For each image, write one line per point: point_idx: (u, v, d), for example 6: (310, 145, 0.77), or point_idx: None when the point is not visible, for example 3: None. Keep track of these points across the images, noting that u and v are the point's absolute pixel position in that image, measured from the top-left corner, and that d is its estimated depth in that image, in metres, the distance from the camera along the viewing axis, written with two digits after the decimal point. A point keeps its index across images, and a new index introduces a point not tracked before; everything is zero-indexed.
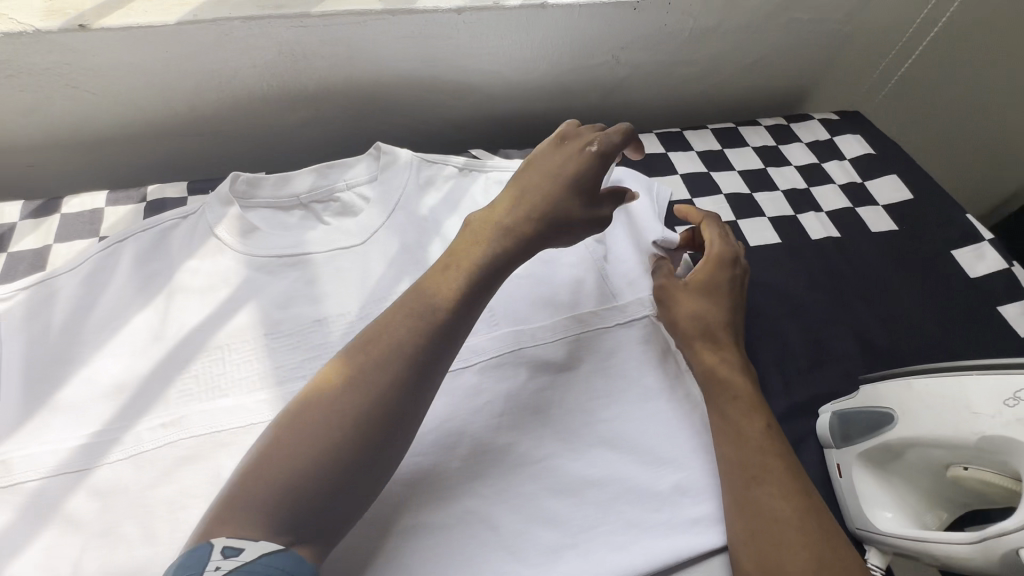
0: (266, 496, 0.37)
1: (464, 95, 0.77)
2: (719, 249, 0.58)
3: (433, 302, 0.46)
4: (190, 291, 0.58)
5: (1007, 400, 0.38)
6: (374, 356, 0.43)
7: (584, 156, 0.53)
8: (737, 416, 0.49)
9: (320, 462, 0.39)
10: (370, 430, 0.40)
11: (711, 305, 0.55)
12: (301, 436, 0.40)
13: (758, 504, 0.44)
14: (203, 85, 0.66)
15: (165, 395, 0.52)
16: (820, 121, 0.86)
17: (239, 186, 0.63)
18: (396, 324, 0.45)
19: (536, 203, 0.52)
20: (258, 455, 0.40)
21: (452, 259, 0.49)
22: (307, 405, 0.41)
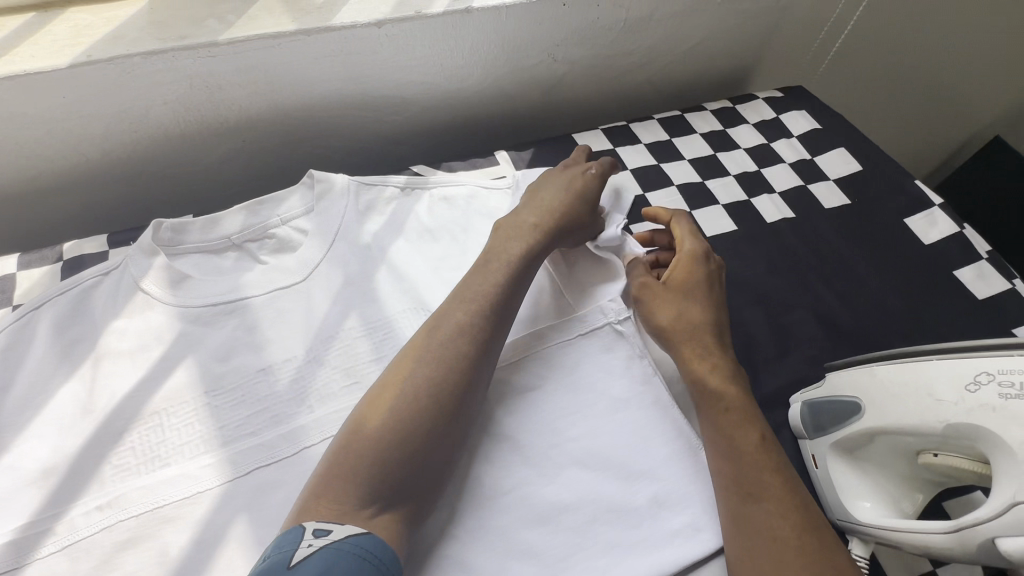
0: (356, 473, 0.42)
1: (399, 110, 0.73)
2: (693, 245, 0.58)
3: (481, 295, 0.52)
4: (118, 355, 0.53)
5: (968, 386, 0.37)
6: (438, 345, 0.48)
7: (588, 177, 0.62)
8: (729, 429, 0.47)
9: (398, 440, 0.44)
10: (441, 408, 0.46)
11: (692, 308, 0.54)
12: (381, 421, 0.44)
13: (756, 522, 0.42)
14: (112, 128, 0.61)
15: (101, 473, 0.48)
16: (764, 99, 0.85)
17: (163, 234, 0.58)
18: (451, 315, 0.51)
19: (554, 208, 0.58)
20: (342, 440, 0.45)
21: (490, 258, 0.55)
22: (383, 393, 0.46)
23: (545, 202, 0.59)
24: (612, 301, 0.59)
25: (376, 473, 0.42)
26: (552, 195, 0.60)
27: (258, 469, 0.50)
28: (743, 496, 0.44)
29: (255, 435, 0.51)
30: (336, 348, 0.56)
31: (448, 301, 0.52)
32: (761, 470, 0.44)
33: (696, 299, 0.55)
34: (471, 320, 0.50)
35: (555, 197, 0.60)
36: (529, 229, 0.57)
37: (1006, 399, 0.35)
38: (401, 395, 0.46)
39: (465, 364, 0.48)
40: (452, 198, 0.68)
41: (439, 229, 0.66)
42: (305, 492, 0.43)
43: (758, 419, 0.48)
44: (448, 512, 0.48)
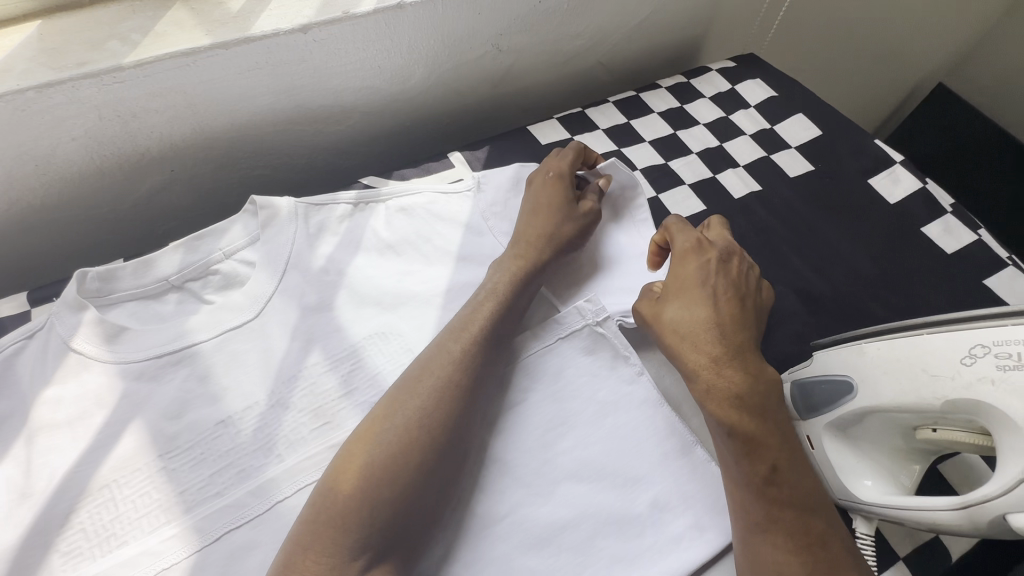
0: (345, 517, 0.39)
1: (341, 119, 0.68)
2: (679, 240, 0.52)
3: (478, 324, 0.49)
4: (54, 427, 0.48)
5: (964, 359, 0.36)
6: (427, 378, 0.46)
7: (557, 180, 0.59)
8: (735, 455, 0.43)
9: (391, 476, 0.41)
10: (436, 445, 0.43)
11: (684, 316, 0.48)
12: (370, 459, 0.41)
13: (760, 552, 0.41)
14: (15, 173, 0.54)
15: (52, 562, 0.43)
16: (717, 70, 0.83)
17: (90, 284, 0.53)
18: (446, 346, 0.48)
19: (540, 231, 0.56)
20: (325, 480, 0.42)
21: (480, 289, 0.53)
22: (369, 428, 0.43)
23: (531, 232, 0.56)
24: (588, 302, 0.55)
25: (369, 516, 0.39)
26: (537, 224, 0.57)
27: (229, 532, 0.46)
28: (750, 525, 0.42)
29: (222, 495, 0.47)
30: (300, 389, 0.52)
31: (442, 334, 0.49)
32: (770, 502, 0.41)
33: (692, 299, 0.49)
34: (467, 354, 0.47)
35: (541, 226, 0.56)
36: (516, 263, 0.54)
37: (1005, 369, 0.34)
38: (389, 429, 0.43)
39: (461, 399, 0.46)
40: (411, 208, 0.63)
41: (399, 243, 0.61)
42: (285, 545, 0.40)
43: (776, 446, 0.43)
44: (442, 550, 0.45)
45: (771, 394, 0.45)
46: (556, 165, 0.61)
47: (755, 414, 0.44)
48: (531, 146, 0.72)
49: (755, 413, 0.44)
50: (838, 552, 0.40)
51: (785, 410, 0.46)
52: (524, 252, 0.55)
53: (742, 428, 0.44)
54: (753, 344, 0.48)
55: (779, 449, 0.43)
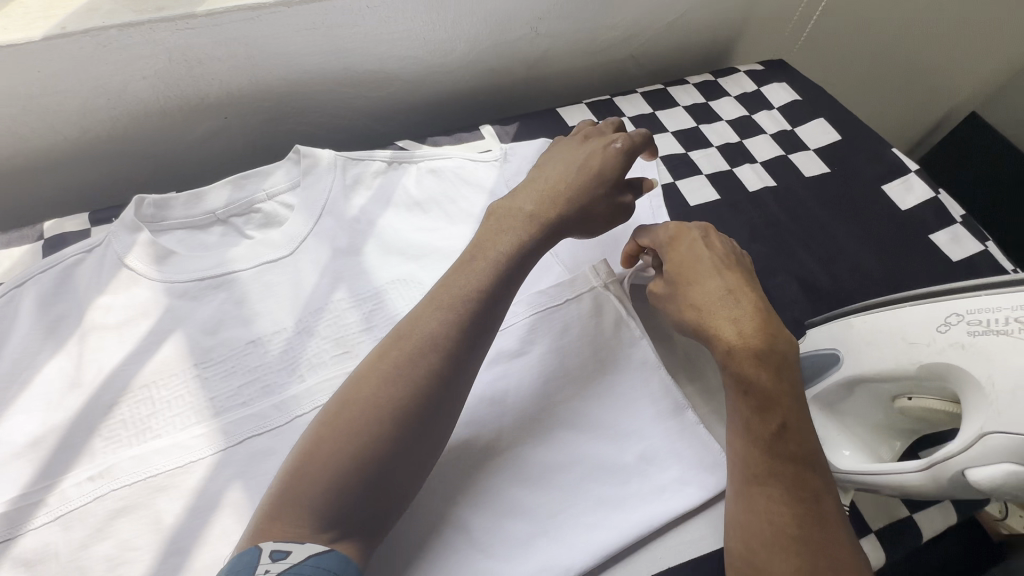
0: (312, 491, 0.39)
1: (384, 86, 0.73)
2: (660, 234, 0.55)
3: (465, 298, 0.47)
4: (105, 329, 0.53)
5: (940, 327, 0.38)
6: (406, 350, 0.44)
7: (607, 151, 0.56)
8: (746, 413, 0.45)
9: (358, 453, 0.40)
10: (412, 415, 0.42)
11: (695, 290, 0.50)
12: (342, 433, 0.40)
13: (756, 503, 0.42)
14: (90, 104, 0.60)
15: (93, 445, 0.48)
16: (745, 72, 0.86)
17: (146, 210, 0.58)
18: (426, 316, 0.46)
19: (562, 189, 0.54)
20: (296, 453, 0.41)
21: (475, 251, 0.50)
22: (343, 397, 0.42)
23: (557, 183, 0.54)
24: (601, 264, 0.58)
25: (335, 489, 0.39)
26: (564, 181, 0.55)
27: (251, 438, 0.49)
28: (748, 477, 0.43)
29: (247, 405, 0.51)
30: (326, 319, 0.56)
31: (425, 302, 0.47)
32: (772, 456, 0.43)
33: (698, 277, 0.50)
34: (450, 329, 0.45)
35: (565, 184, 0.54)
36: (524, 216, 0.52)
37: (975, 335, 0.36)
38: (364, 405, 0.41)
39: (438, 372, 0.43)
40: (440, 171, 0.68)
41: (427, 202, 0.66)
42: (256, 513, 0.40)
43: (788, 404, 0.45)
44: (439, 472, 0.49)
45: (789, 355, 0.46)
46: (618, 139, 0.58)
47: (773, 374, 0.45)
48: (558, 126, 0.76)
49: (771, 372, 0.45)
50: (831, 509, 0.42)
51: (797, 374, 0.47)
52: (547, 210, 0.53)
53: (759, 387, 0.45)
54: (767, 306, 0.49)
55: (792, 410, 0.45)
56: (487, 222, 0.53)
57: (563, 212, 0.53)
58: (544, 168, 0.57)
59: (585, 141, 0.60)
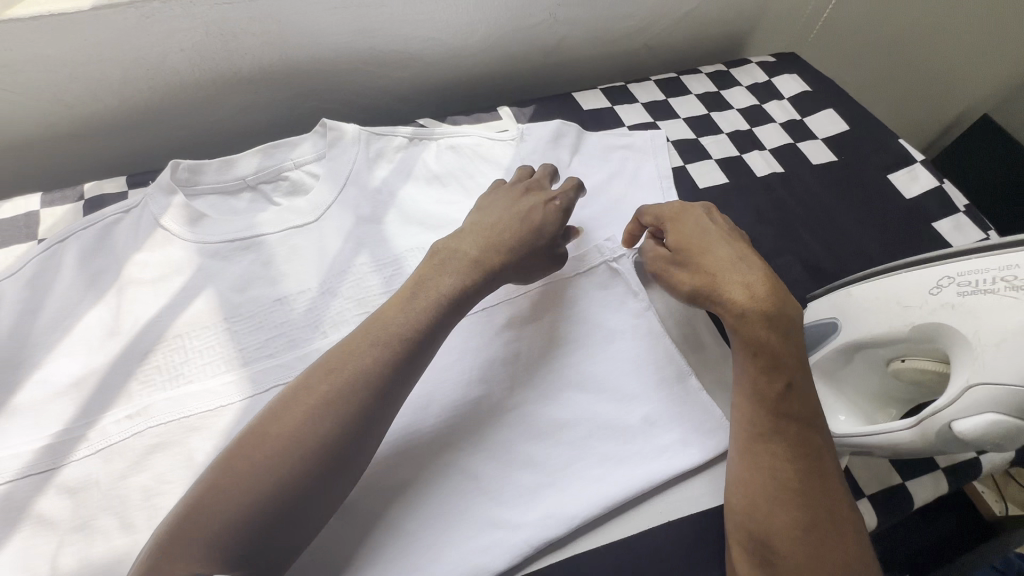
0: (205, 530, 0.38)
1: (406, 66, 0.76)
2: (664, 208, 0.56)
3: (399, 332, 0.46)
4: (141, 283, 0.56)
5: (931, 290, 0.41)
6: (333, 382, 0.43)
7: (545, 207, 0.56)
8: (755, 374, 0.48)
9: (263, 491, 0.39)
10: (333, 451, 0.41)
11: (707, 259, 0.52)
12: (256, 465, 0.40)
13: (761, 459, 0.46)
14: (130, 73, 0.63)
15: (131, 387, 0.51)
16: (757, 63, 0.88)
17: (180, 174, 0.61)
18: (357, 349, 0.45)
19: (496, 243, 0.53)
20: (201, 483, 0.40)
21: (415, 285, 0.49)
22: (263, 425, 0.41)
23: (491, 236, 0.53)
24: (608, 242, 0.61)
25: (235, 527, 0.38)
26: (497, 234, 0.53)
27: (276, 386, 0.52)
28: (754, 435, 0.47)
29: (273, 356, 0.54)
30: (348, 281, 0.59)
31: (359, 334, 0.46)
32: (778, 415, 0.46)
33: (709, 248, 0.53)
34: (379, 365, 0.44)
35: (499, 237, 0.53)
36: (462, 266, 0.51)
37: (964, 296, 0.39)
38: (280, 438, 0.40)
39: (357, 411, 0.42)
40: (459, 148, 0.70)
41: (446, 176, 0.69)
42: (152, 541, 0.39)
43: (794, 364, 0.47)
44: (453, 423, 0.51)
45: (796, 318, 0.49)
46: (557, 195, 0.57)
47: (780, 335, 0.48)
48: (574, 109, 0.78)
49: (779, 334, 0.48)
50: (830, 464, 0.45)
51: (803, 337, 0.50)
52: (489, 257, 0.52)
53: (768, 348, 0.48)
54: (774, 273, 0.52)
55: (797, 371, 0.47)
56: (427, 263, 0.51)
57: (503, 263, 0.52)
58: (479, 217, 0.55)
59: (526, 189, 0.58)
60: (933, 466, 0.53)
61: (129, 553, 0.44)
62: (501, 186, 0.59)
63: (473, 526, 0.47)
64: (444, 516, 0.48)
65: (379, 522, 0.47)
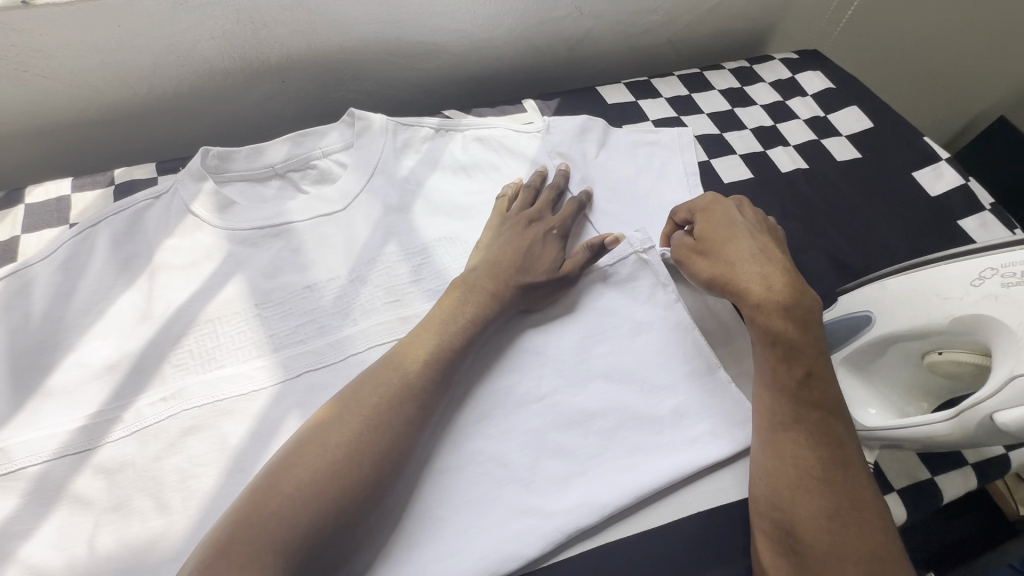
0: (272, 537, 0.38)
1: (432, 57, 0.76)
2: (696, 202, 0.58)
3: (433, 349, 0.49)
4: (172, 268, 0.57)
5: (973, 282, 0.41)
6: (378, 393, 0.46)
7: (546, 238, 0.60)
8: (773, 363, 0.48)
9: (328, 495, 0.40)
10: (377, 456, 0.43)
11: (729, 249, 0.53)
12: (307, 469, 0.41)
13: (782, 449, 0.46)
14: (161, 60, 0.64)
15: (164, 370, 0.51)
16: (780, 60, 0.88)
17: (210, 161, 0.61)
18: (395, 363, 0.48)
19: (504, 269, 0.56)
20: (253, 492, 0.40)
21: (444, 307, 0.53)
22: (312, 433, 0.43)
23: (498, 265, 0.56)
24: (637, 232, 0.61)
25: (285, 532, 0.38)
26: (503, 262, 0.56)
27: (308, 372, 0.52)
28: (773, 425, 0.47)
29: (304, 342, 0.54)
30: (378, 269, 0.59)
31: (398, 349, 0.49)
32: (797, 404, 0.47)
33: (732, 238, 0.54)
34: (417, 377, 0.47)
35: (506, 265, 0.56)
36: (479, 291, 0.54)
37: (1008, 286, 0.39)
38: (330, 445, 0.42)
39: (401, 417, 0.45)
40: (486, 139, 0.70)
41: (473, 168, 0.69)
42: (194, 558, 0.37)
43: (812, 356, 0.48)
44: (480, 411, 0.52)
45: (814, 310, 0.50)
46: (555, 225, 0.61)
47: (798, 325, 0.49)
48: (598, 103, 0.78)
49: (797, 324, 0.48)
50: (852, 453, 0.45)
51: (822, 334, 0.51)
52: (499, 282, 0.55)
53: (786, 337, 0.48)
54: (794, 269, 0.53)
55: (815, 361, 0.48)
56: (449, 292, 0.54)
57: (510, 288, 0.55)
58: (483, 251, 0.59)
59: (528, 220, 0.61)
60: (962, 461, 0.53)
61: (164, 534, 0.44)
62: (506, 213, 0.62)
63: (504, 513, 0.48)
64: (475, 503, 0.48)
65: (414, 509, 0.47)
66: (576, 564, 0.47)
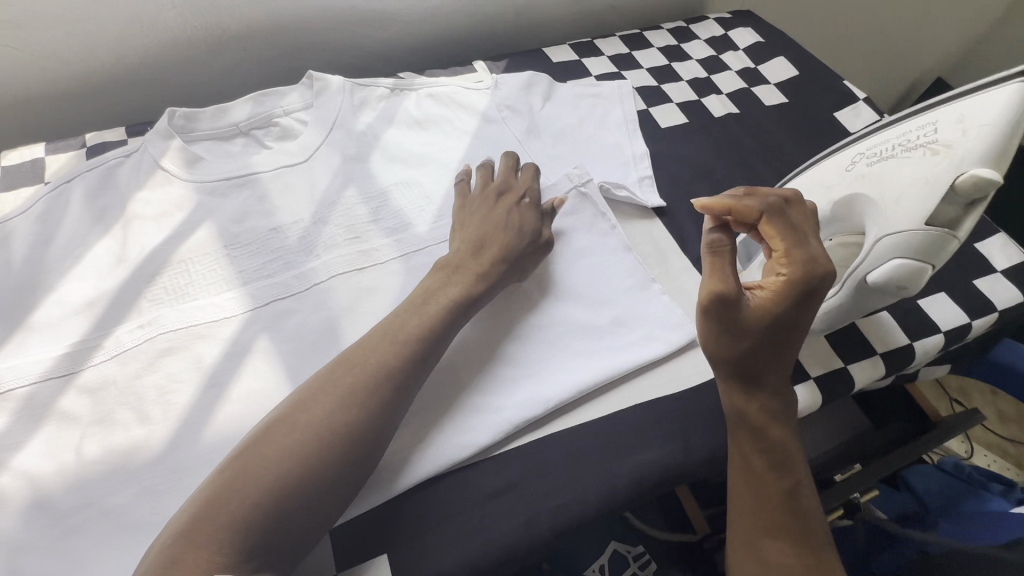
0: (242, 509, 0.39)
1: (385, 26, 0.81)
2: (796, 267, 0.46)
3: (409, 336, 0.49)
4: (144, 218, 0.61)
5: (845, 168, 0.48)
6: (354, 380, 0.46)
7: (523, 208, 0.61)
8: (759, 457, 0.49)
9: (310, 468, 0.42)
10: (353, 437, 0.44)
11: (766, 343, 0.47)
12: (276, 460, 0.41)
13: (763, 533, 0.47)
14: (126, 30, 0.68)
15: (140, 304, 0.55)
16: (714, 19, 0.94)
17: (177, 121, 0.65)
18: (369, 353, 0.48)
19: (496, 248, 0.57)
20: (227, 467, 0.41)
21: (420, 296, 0.53)
22: (277, 423, 0.43)
23: (490, 245, 0.57)
24: (575, 169, 0.66)
25: (251, 526, 0.39)
26: (492, 241, 0.57)
27: (275, 300, 0.57)
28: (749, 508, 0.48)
29: (271, 276, 0.59)
30: (338, 211, 0.64)
31: (373, 334, 0.49)
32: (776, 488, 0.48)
33: (777, 333, 0.47)
34: (395, 360, 0.47)
35: (497, 243, 0.57)
36: (469, 275, 0.55)
37: (870, 165, 0.46)
38: (302, 429, 0.43)
39: (379, 398, 0.46)
40: (437, 96, 0.76)
41: (426, 121, 0.74)
42: (165, 532, 0.39)
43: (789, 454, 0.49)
44: None
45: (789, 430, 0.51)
46: (525, 193, 0.62)
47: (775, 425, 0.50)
48: (544, 62, 0.84)
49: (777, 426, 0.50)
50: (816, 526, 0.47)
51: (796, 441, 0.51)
52: (486, 258, 0.56)
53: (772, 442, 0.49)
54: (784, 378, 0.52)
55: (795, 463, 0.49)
56: (434, 274, 0.55)
57: (495, 264, 0.56)
58: (463, 231, 0.59)
59: (497, 194, 0.62)
60: (871, 351, 0.59)
61: (147, 440, 0.48)
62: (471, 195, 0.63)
63: (459, 410, 0.52)
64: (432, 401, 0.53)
65: None
66: (524, 450, 0.52)
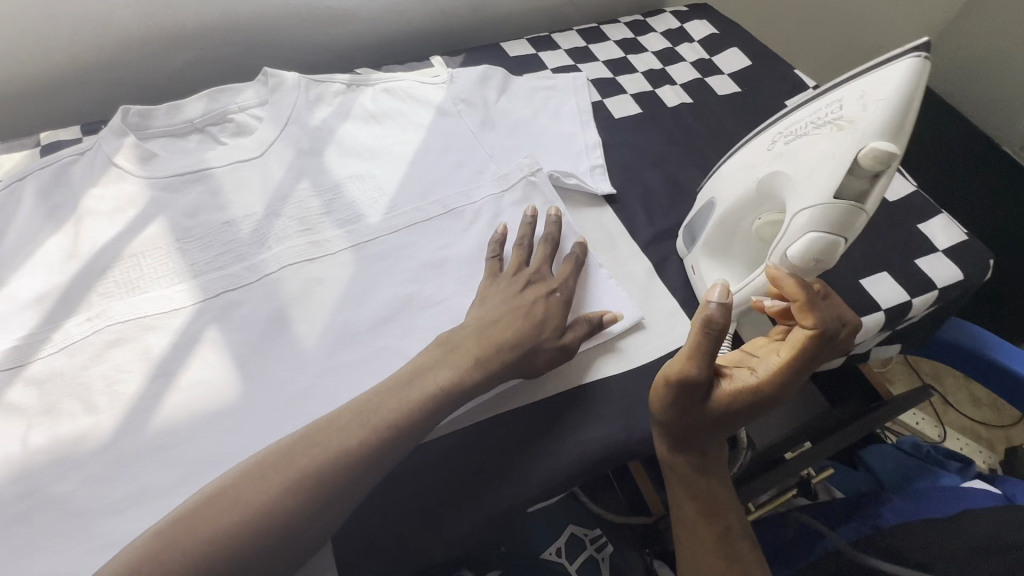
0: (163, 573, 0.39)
1: (343, 23, 0.82)
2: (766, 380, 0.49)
3: (383, 424, 0.46)
4: (97, 214, 0.61)
5: (769, 148, 0.53)
6: (309, 465, 0.44)
7: (550, 302, 0.56)
8: (691, 503, 0.53)
9: (239, 550, 0.41)
10: (297, 522, 0.42)
11: (711, 424, 0.50)
12: (208, 533, 0.40)
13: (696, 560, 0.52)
14: (80, 30, 0.69)
15: (91, 298, 0.56)
16: (671, 12, 0.96)
17: (131, 119, 0.66)
18: (333, 436, 0.45)
19: (507, 334, 0.53)
20: (161, 529, 0.41)
21: (405, 377, 0.50)
22: (215, 495, 0.42)
23: (500, 328, 0.53)
24: (524, 159, 0.69)
25: None
26: (506, 327, 0.53)
27: (225, 292, 0.58)
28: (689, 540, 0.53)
29: (223, 268, 0.59)
30: (291, 205, 0.65)
31: (344, 415, 0.47)
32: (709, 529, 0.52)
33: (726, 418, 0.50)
34: (359, 450, 0.45)
35: (510, 331, 0.53)
36: (467, 356, 0.51)
37: (788, 144, 0.51)
38: (242, 505, 0.42)
39: (334, 488, 0.44)
40: (392, 90, 0.77)
41: (382, 116, 0.75)
42: None
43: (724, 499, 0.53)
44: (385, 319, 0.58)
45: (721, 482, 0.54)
46: (558, 287, 0.57)
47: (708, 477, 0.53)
48: (501, 56, 0.85)
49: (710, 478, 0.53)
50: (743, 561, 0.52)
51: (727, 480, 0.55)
52: (490, 339, 0.52)
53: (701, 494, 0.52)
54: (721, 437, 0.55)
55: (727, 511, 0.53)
56: (433, 348, 0.52)
57: (499, 350, 0.52)
58: (478, 309, 0.55)
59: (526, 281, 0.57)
60: None
61: (94, 429, 0.49)
62: (501, 275, 0.59)
63: None
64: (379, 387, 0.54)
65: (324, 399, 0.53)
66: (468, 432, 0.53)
